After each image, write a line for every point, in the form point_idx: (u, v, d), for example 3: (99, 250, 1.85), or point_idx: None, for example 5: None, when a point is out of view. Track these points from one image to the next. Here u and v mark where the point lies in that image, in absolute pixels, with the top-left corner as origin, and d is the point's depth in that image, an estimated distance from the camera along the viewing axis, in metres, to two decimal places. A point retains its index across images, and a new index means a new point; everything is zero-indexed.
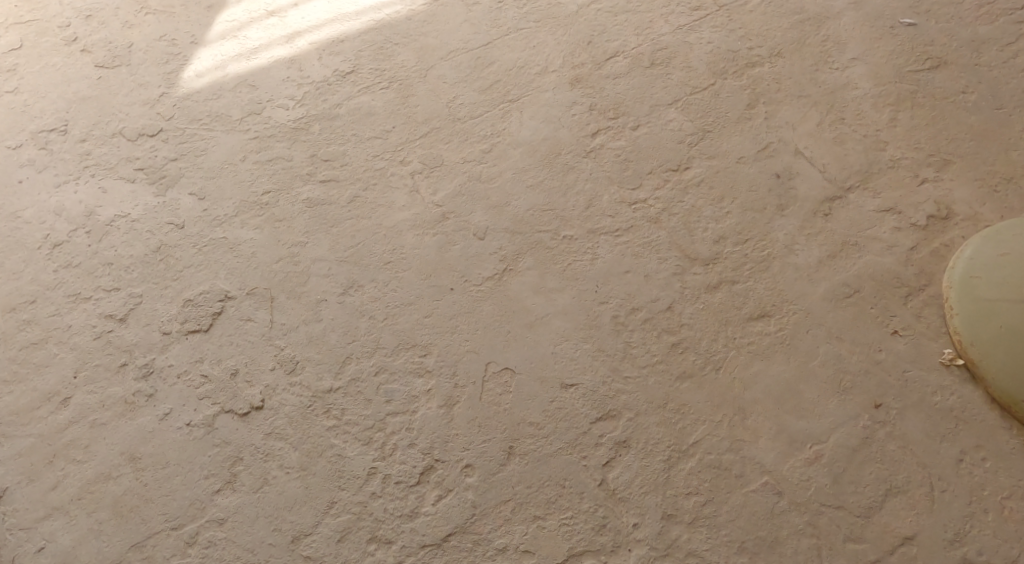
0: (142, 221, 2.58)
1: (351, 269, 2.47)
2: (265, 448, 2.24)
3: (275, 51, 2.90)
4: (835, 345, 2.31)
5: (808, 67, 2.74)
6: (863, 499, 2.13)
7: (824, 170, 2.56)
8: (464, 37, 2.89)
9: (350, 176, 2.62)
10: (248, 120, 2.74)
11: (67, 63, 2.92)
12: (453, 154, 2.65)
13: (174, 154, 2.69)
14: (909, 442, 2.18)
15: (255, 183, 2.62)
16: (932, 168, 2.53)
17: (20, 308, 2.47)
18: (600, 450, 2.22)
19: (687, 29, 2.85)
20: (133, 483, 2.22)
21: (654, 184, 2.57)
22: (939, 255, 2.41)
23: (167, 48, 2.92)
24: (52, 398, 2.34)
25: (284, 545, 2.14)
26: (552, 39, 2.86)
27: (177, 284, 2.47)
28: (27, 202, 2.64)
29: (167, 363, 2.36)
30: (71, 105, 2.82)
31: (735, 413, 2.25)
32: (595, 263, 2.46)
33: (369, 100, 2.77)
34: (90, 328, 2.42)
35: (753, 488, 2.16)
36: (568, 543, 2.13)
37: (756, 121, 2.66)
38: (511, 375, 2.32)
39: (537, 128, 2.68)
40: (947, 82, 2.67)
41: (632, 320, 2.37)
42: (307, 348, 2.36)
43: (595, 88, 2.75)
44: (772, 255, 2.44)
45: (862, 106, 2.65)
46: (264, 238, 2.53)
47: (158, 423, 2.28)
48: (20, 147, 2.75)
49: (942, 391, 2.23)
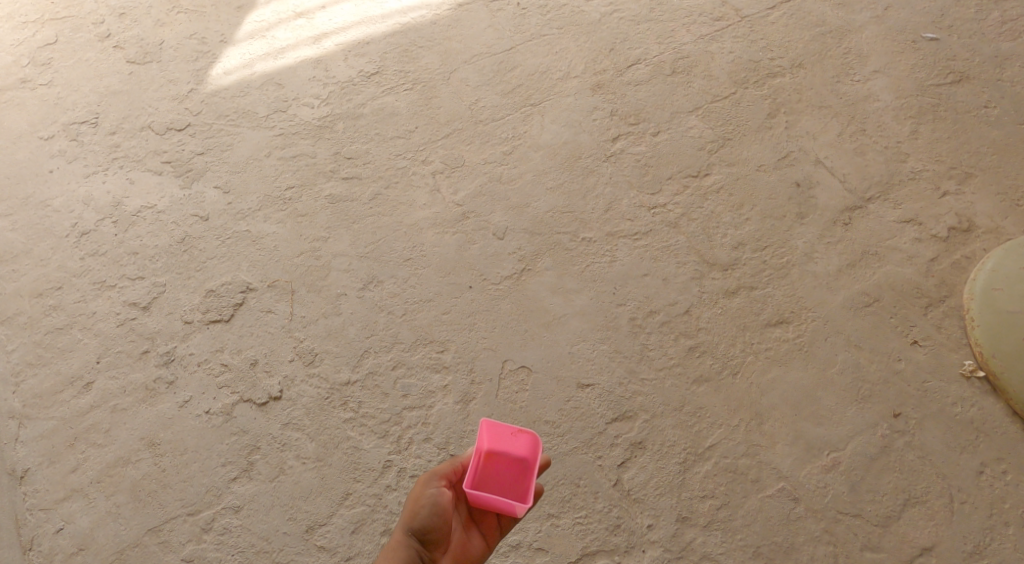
0: (168, 213, 2.61)
1: (371, 265, 2.49)
2: (282, 437, 2.26)
3: (301, 51, 2.94)
4: (853, 353, 2.31)
5: (829, 79, 2.76)
6: (881, 508, 2.13)
7: (844, 180, 2.57)
8: (488, 41, 2.92)
9: (372, 174, 2.65)
10: (274, 117, 2.78)
11: (100, 58, 2.97)
12: (474, 156, 2.68)
13: (201, 148, 2.73)
14: (928, 452, 2.18)
15: (279, 178, 2.65)
16: (954, 180, 2.54)
17: (46, 294, 2.51)
18: (615, 451, 2.22)
19: (710, 39, 2.88)
20: (151, 468, 2.24)
21: (674, 189, 2.59)
22: (960, 267, 2.42)
23: (196, 46, 2.97)
24: (75, 382, 2.36)
25: (299, 534, 2.15)
26: (575, 46, 2.89)
27: (200, 274, 2.50)
28: (57, 191, 2.68)
29: (188, 352, 2.38)
30: (103, 98, 2.86)
31: (752, 418, 2.25)
32: (613, 265, 2.48)
33: (393, 100, 2.80)
34: (114, 315, 2.45)
35: (770, 493, 2.16)
36: (582, 542, 2.13)
37: (777, 130, 2.67)
38: (528, 373, 2.33)
39: (559, 132, 2.71)
40: (969, 97, 2.68)
41: (650, 323, 2.38)
42: (325, 341, 2.38)
43: (617, 94, 2.77)
44: (792, 263, 2.45)
45: (883, 117, 2.66)
46: (286, 233, 2.56)
47: (178, 410, 2.31)
48: (52, 138, 2.79)
49: (961, 402, 2.24)
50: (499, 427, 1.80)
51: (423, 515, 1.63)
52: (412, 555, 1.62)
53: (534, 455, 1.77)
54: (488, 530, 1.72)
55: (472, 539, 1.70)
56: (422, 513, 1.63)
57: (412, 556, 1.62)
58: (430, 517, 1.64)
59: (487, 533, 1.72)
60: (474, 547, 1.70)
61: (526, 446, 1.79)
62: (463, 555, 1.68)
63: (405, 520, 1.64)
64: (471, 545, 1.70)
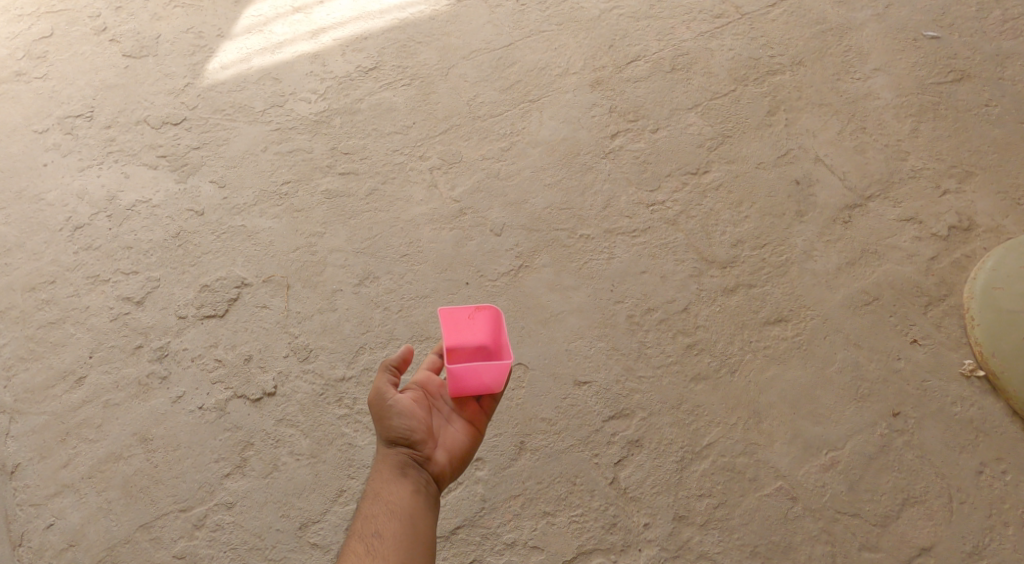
0: (162, 207, 2.59)
1: (367, 261, 2.47)
2: (276, 434, 2.24)
3: (299, 46, 2.92)
4: (852, 351, 2.30)
5: (830, 76, 2.74)
6: (879, 508, 2.11)
7: (844, 178, 2.55)
8: (487, 37, 2.90)
9: (369, 170, 2.63)
10: (270, 112, 2.76)
11: (96, 52, 2.95)
12: (472, 152, 2.66)
13: (196, 143, 2.71)
14: (927, 452, 2.16)
15: (275, 173, 2.64)
16: (954, 179, 2.52)
17: (39, 288, 2.49)
18: (612, 449, 2.21)
19: (710, 36, 2.86)
20: (143, 463, 2.22)
21: (673, 186, 2.57)
22: (960, 266, 2.40)
23: (193, 40, 2.96)
24: (67, 377, 2.34)
25: (292, 531, 2.13)
26: (574, 42, 2.88)
27: (194, 269, 2.48)
28: (51, 184, 2.66)
29: (182, 347, 2.36)
30: (98, 92, 2.85)
31: (750, 416, 2.23)
32: (611, 262, 2.46)
33: (391, 96, 2.78)
34: (108, 309, 2.44)
35: (768, 492, 2.14)
36: (578, 541, 2.11)
37: (777, 127, 2.65)
38: (524, 370, 2.31)
39: (557, 128, 2.69)
40: (970, 95, 2.66)
41: (648, 320, 2.36)
42: (320, 337, 2.36)
43: (616, 91, 2.76)
44: (791, 260, 2.43)
45: (884, 115, 2.65)
46: (282, 228, 2.54)
47: (171, 405, 2.29)
48: (46, 132, 2.77)
49: (961, 402, 2.22)
50: (455, 314, 1.89)
51: (396, 422, 1.66)
52: (404, 459, 1.64)
53: (492, 331, 1.90)
54: (473, 412, 1.75)
55: (457, 426, 1.74)
56: (395, 422, 1.66)
57: (405, 460, 1.65)
58: (402, 421, 1.67)
59: (474, 417, 1.75)
60: (461, 432, 1.73)
61: (483, 328, 1.91)
62: (455, 443, 1.72)
63: (381, 436, 1.67)
64: (459, 432, 1.73)
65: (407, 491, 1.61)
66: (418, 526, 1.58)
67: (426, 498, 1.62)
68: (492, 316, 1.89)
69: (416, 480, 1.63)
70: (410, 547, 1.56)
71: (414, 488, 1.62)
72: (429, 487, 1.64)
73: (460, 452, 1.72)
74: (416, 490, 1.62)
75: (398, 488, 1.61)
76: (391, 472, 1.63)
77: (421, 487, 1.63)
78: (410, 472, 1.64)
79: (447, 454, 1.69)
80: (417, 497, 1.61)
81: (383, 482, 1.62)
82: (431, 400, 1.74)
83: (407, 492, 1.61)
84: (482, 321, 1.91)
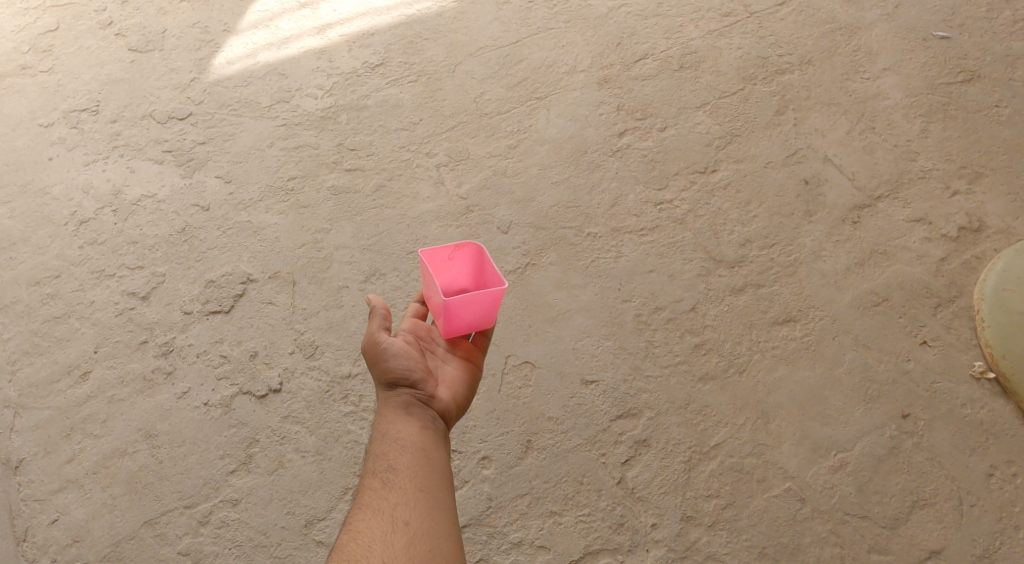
0: (168, 202, 2.58)
1: (374, 257, 2.46)
2: (281, 431, 2.23)
3: (306, 42, 2.91)
4: (861, 352, 2.28)
5: (838, 76, 2.73)
6: (889, 510, 2.09)
7: (853, 178, 2.54)
8: (494, 34, 2.89)
9: (375, 166, 2.62)
10: (276, 107, 2.75)
11: (101, 46, 2.94)
12: (479, 149, 2.65)
13: (202, 138, 2.70)
14: (937, 454, 2.15)
15: (281, 168, 2.62)
16: (964, 180, 2.51)
17: (43, 282, 2.47)
18: (619, 448, 2.19)
19: (718, 35, 2.85)
20: (148, 459, 2.20)
21: (681, 185, 2.56)
22: (970, 267, 2.39)
23: (199, 35, 2.95)
24: (71, 372, 2.33)
25: (297, 529, 2.11)
26: (582, 40, 2.86)
27: (200, 265, 2.47)
28: (56, 178, 2.64)
29: (187, 343, 2.35)
30: (104, 86, 2.83)
31: (758, 417, 2.22)
32: (618, 261, 2.44)
33: (398, 92, 2.77)
34: (113, 304, 2.42)
35: (776, 493, 2.12)
36: (585, 540, 2.09)
37: (785, 127, 2.64)
38: (531, 369, 2.30)
39: (564, 126, 2.68)
40: (980, 96, 2.65)
41: (655, 319, 2.35)
42: (326, 334, 2.35)
43: (624, 88, 2.74)
44: (799, 260, 2.42)
45: (893, 115, 2.64)
46: (288, 224, 2.53)
47: (176, 401, 2.27)
48: (51, 125, 2.75)
49: (970, 404, 2.21)
50: (435, 256, 1.85)
51: (393, 364, 1.66)
52: (407, 399, 1.63)
53: (476, 263, 1.87)
54: (468, 350, 1.78)
55: (453, 366, 1.75)
56: (393, 363, 1.66)
57: (409, 399, 1.64)
58: (400, 361, 1.66)
59: (470, 353, 1.78)
60: (458, 369, 1.75)
61: (465, 261, 1.88)
62: (454, 381, 1.73)
63: (380, 380, 1.66)
64: (456, 371, 1.75)
65: (415, 428, 1.59)
66: (432, 457, 1.56)
67: (435, 433, 1.61)
68: (472, 252, 1.86)
69: (423, 416, 1.62)
70: (426, 476, 1.52)
71: (421, 425, 1.60)
72: (437, 423, 1.63)
73: (460, 389, 1.73)
74: (424, 426, 1.60)
75: (405, 425, 1.59)
76: (396, 412, 1.61)
77: (428, 424, 1.61)
78: (416, 410, 1.62)
79: (449, 392, 1.70)
80: (426, 432, 1.60)
81: (389, 422, 1.60)
82: (422, 343, 1.75)
83: (415, 429, 1.59)
84: (463, 258, 1.88)
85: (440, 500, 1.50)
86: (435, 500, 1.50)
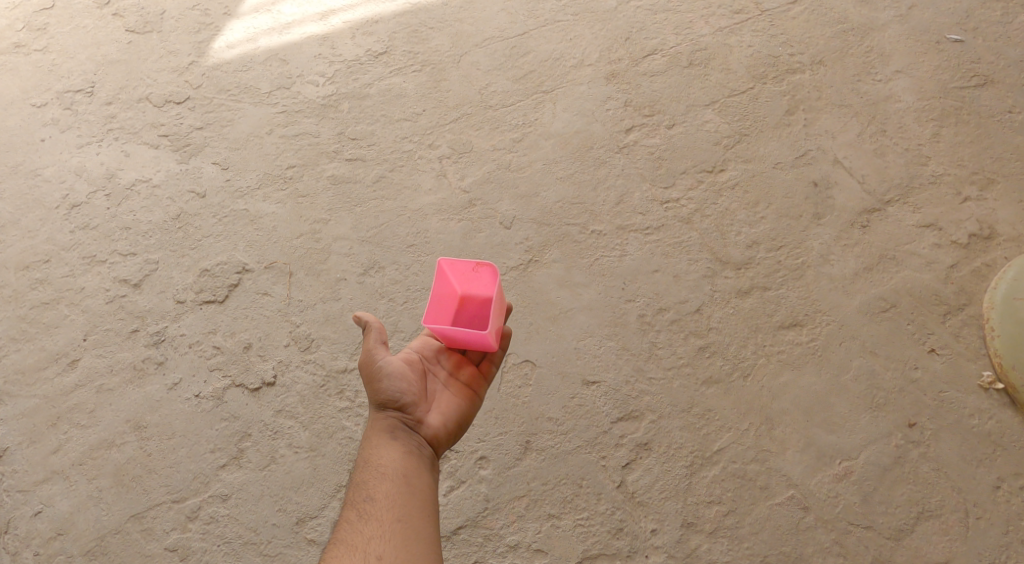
0: (163, 187, 2.52)
1: (373, 250, 2.40)
2: (275, 425, 2.18)
3: (307, 27, 2.82)
4: (868, 359, 2.24)
5: (850, 77, 2.65)
6: (893, 521, 2.06)
7: (863, 181, 2.48)
8: (501, 25, 2.78)
9: (376, 156, 2.56)
10: (277, 94, 2.68)
11: (97, 26, 2.84)
12: (483, 142, 2.58)
13: (200, 123, 2.63)
14: (943, 465, 2.11)
15: (279, 157, 2.56)
16: (976, 185, 2.45)
17: (33, 266, 2.41)
18: (620, 451, 2.15)
19: (728, 32, 2.74)
20: (136, 452, 2.16)
21: (688, 184, 2.49)
22: (981, 275, 2.34)
23: (199, 18, 2.85)
24: (60, 359, 2.27)
25: (288, 526, 2.08)
26: (590, 33, 2.76)
27: (195, 253, 2.41)
28: (48, 160, 2.58)
29: (179, 333, 2.29)
30: (100, 67, 2.75)
31: (763, 422, 2.17)
32: (623, 260, 2.39)
33: (401, 81, 2.69)
34: (104, 292, 2.36)
35: (779, 501, 2.09)
36: (583, 545, 2.07)
37: (795, 127, 2.57)
38: (532, 368, 2.25)
39: (570, 120, 2.60)
40: (994, 100, 2.59)
41: (660, 320, 2.30)
42: (323, 327, 2.29)
43: (632, 84, 2.66)
44: (807, 263, 2.36)
45: (905, 119, 2.57)
46: (286, 213, 2.46)
47: (167, 392, 2.22)
48: (44, 106, 2.68)
49: (978, 414, 2.17)
50: (460, 266, 1.84)
51: (388, 384, 1.63)
52: (395, 422, 1.60)
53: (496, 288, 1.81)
54: (469, 376, 1.72)
55: (450, 393, 1.70)
56: (387, 383, 1.62)
57: (397, 422, 1.60)
58: (394, 382, 1.63)
59: (472, 380, 1.72)
60: (454, 396, 1.69)
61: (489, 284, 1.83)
62: (450, 406, 1.68)
63: (372, 400, 1.63)
64: (453, 398, 1.69)
65: (400, 453, 1.56)
66: (414, 484, 1.52)
67: (421, 459, 1.57)
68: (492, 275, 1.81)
69: (409, 441, 1.58)
70: (405, 505, 1.49)
71: (406, 450, 1.57)
72: (424, 448, 1.60)
73: (454, 415, 1.68)
74: (409, 451, 1.57)
75: (390, 450, 1.56)
76: (383, 435, 1.58)
77: (414, 449, 1.58)
78: (402, 434, 1.59)
79: (441, 416, 1.65)
80: (411, 457, 1.56)
81: (374, 446, 1.57)
82: (425, 367, 1.71)
83: (399, 454, 1.56)
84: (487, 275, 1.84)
85: (418, 531, 1.46)
86: (412, 531, 1.46)
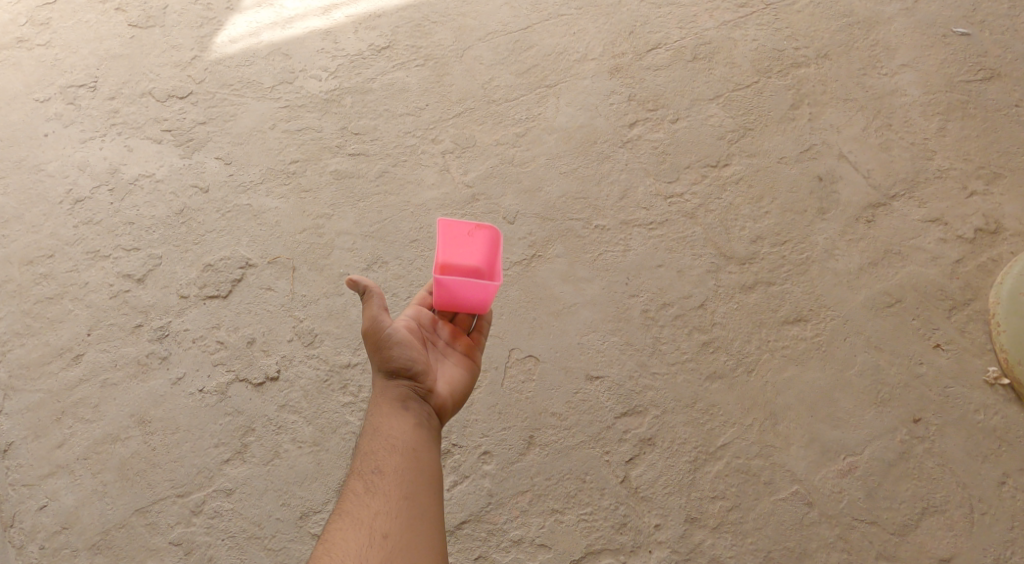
0: (166, 182, 2.51)
1: (376, 245, 2.40)
2: (278, 420, 2.18)
3: (310, 22, 2.81)
4: (873, 354, 2.23)
5: (855, 71, 2.64)
6: (898, 516, 2.06)
7: (868, 176, 2.47)
8: (504, 19, 2.78)
9: (379, 151, 2.55)
10: (280, 88, 2.67)
11: (100, 20, 2.84)
12: (486, 136, 2.57)
13: (203, 118, 2.62)
14: (948, 461, 2.11)
15: (283, 151, 2.55)
16: (982, 180, 2.44)
17: (37, 261, 2.41)
18: (624, 446, 2.15)
19: (733, 26, 2.73)
20: (140, 446, 2.16)
21: (692, 178, 2.48)
22: (986, 270, 2.33)
23: (202, 12, 2.85)
24: (64, 354, 2.28)
25: (292, 521, 2.08)
26: (594, 26, 2.75)
27: (198, 248, 2.41)
28: (52, 154, 2.58)
29: (183, 328, 2.29)
30: (103, 62, 2.75)
31: (767, 418, 2.17)
32: (627, 255, 2.38)
33: (404, 76, 2.68)
34: (107, 286, 2.36)
35: (783, 496, 2.09)
36: (587, 540, 2.07)
37: (800, 122, 2.56)
38: (535, 363, 2.25)
39: (574, 115, 2.59)
40: (1000, 94, 2.57)
41: (663, 315, 2.30)
42: (326, 322, 2.29)
43: (636, 78, 2.65)
44: (812, 258, 2.36)
45: (910, 113, 2.56)
46: (289, 208, 2.46)
47: (171, 387, 2.22)
48: (48, 100, 2.68)
49: (984, 410, 2.16)
50: (454, 229, 1.77)
51: (397, 354, 1.62)
52: (404, 393, 1.59)
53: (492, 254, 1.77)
54: (466, 344, 1.73)
55: (453, 363, 1.70)
56: (395, 353, 1.62)
57: (405, 393, 1.60)
58: (403, 352, 1.62)
59: (468, 349, 1.73)
60: (456, 365, 1.70)
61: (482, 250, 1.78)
62: (453, 378, 1.68)
63: (378, 368, 1.62)
64: (455, 368, 1.70)
65: (409, 427, 1.55)
66: (422, 460, 1.52)
67: (428, 434, 1.57)
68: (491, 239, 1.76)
69: (417, 414, 1.58)
70: (413, 482, 1.48)
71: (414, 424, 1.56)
72: (431, 420, 1.59)
73: (458, 386, 1.68)
74: (418, 424, 1.56)
75: (400, 423, 1.55)
76: (392, 406, 1.57)
77: (421, 421, 1.57)
78: (411, 405, 1.58)
79: (446, 387, 1.65)
80: (419, 431, 1.55)
81: (383, 417, 1.56)
82: (426, 334, 1.70)
83: (408, 428, 1.55)
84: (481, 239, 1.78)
85: (424, 511, 1.46)
86: (418, 511, 1.45)
